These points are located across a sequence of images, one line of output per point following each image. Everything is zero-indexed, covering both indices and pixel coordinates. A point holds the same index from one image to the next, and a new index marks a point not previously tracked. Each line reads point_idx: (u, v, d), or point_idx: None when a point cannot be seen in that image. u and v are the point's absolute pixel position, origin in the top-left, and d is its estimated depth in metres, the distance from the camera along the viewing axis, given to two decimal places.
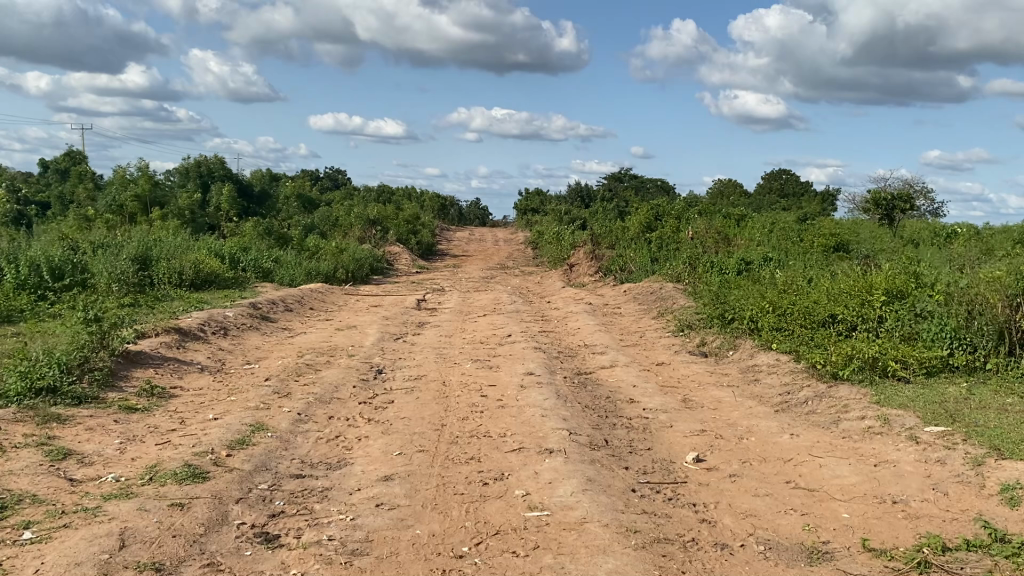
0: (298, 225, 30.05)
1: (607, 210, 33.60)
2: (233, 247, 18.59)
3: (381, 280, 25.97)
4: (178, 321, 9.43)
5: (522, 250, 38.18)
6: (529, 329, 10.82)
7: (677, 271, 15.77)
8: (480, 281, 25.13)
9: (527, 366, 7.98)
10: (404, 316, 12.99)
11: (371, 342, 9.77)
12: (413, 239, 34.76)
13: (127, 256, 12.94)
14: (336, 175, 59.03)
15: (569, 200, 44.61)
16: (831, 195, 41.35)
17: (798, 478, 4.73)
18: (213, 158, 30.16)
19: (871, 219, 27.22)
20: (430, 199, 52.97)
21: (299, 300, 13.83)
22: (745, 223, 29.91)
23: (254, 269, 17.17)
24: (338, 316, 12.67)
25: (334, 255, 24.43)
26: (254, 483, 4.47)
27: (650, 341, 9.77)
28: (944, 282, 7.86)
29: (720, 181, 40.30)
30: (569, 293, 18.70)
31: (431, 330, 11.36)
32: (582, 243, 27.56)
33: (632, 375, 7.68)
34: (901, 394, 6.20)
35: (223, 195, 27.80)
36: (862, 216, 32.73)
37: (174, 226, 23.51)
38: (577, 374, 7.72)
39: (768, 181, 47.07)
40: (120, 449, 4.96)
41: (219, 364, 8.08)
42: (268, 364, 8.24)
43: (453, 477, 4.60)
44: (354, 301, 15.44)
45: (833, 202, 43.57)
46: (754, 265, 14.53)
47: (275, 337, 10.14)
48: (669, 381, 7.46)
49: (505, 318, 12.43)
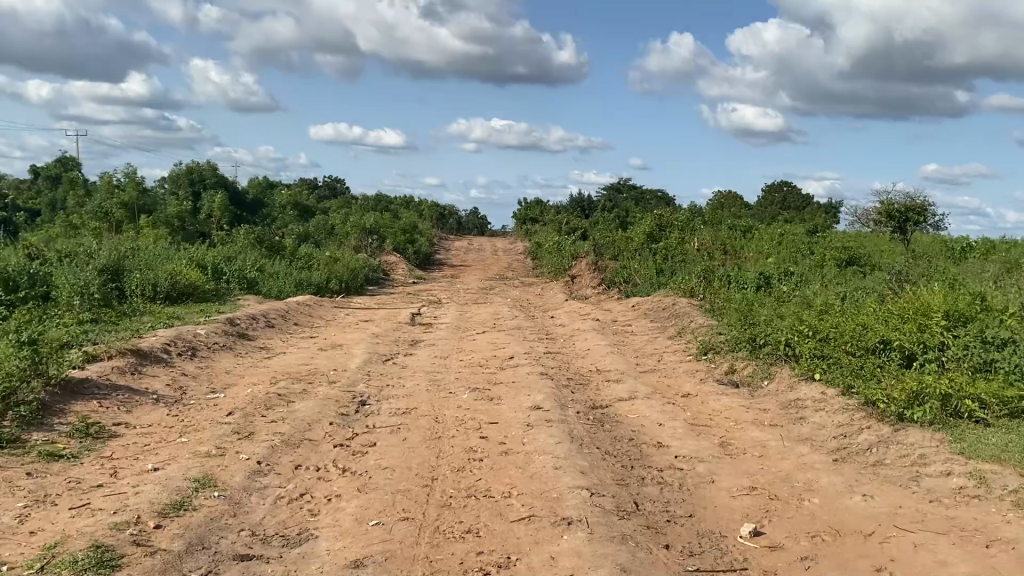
0: (291, 234, 29.04)
1: (609, 221, 32.59)
2: (218, 256, 17.53)
3: (376, 290, 24.93)
4: (139, 342, 8.35)
5: (521, 260, 37.14)
6: (534, 350, 9.75)
7: (688, 284, 14.75)
8: (479, 293, 24.10)
9: (533, 397, 6.91)
10: (397, 333, 11.94)
11: (357, 365, 8.70)
12: (410, 249, 33.74)
13: (97, 266, 11.88)
14: (333, 183, 58.11)
15: (569, 210, 43.63)
16: (837, 207, 40.33)
17: (890, 564, 3.68)
18: (205, 164, 29.11)
19: (883, 232, 26.20)
20: (428, 208, 52.03)
21: (283, 315, 12.77)
22: (753, 234, 28.84)
23: (241, 280, 16.13)
24: (325, 333, 11.61)
25: (327, 265, 23.39)
26: (183, 572, 3.41)
27: (670, 366, 8.71)
28: (1015, 305, 6.78)
29: (722, 192, 39.31)
30: (572, 307, 17.66)
31: (424, 349, 10.29)
32: (584, 254, 26.56)
33: (656, 412, 6.61)
34: (987, 440, 5.11)
35: (213, 203, 26.79)
36: (871, 227, 31.65)
37: (159, 234, 22.48)
38: (592, 409, 6.67)
39: (770, 192, 46.10)
40: (19, 518, 3.89)
41: (178, 394, 7.02)
42: (236, 393, 7.16)
43: (445, 564, 3.56)
44: (344, 315, 14.39)
45: (838, 213, 42.54)
46: (773, 282, 13.48)
47: (250, 358, 9.06)
48: (700, 419, 6.41)
49: (506, 336, 11.38)
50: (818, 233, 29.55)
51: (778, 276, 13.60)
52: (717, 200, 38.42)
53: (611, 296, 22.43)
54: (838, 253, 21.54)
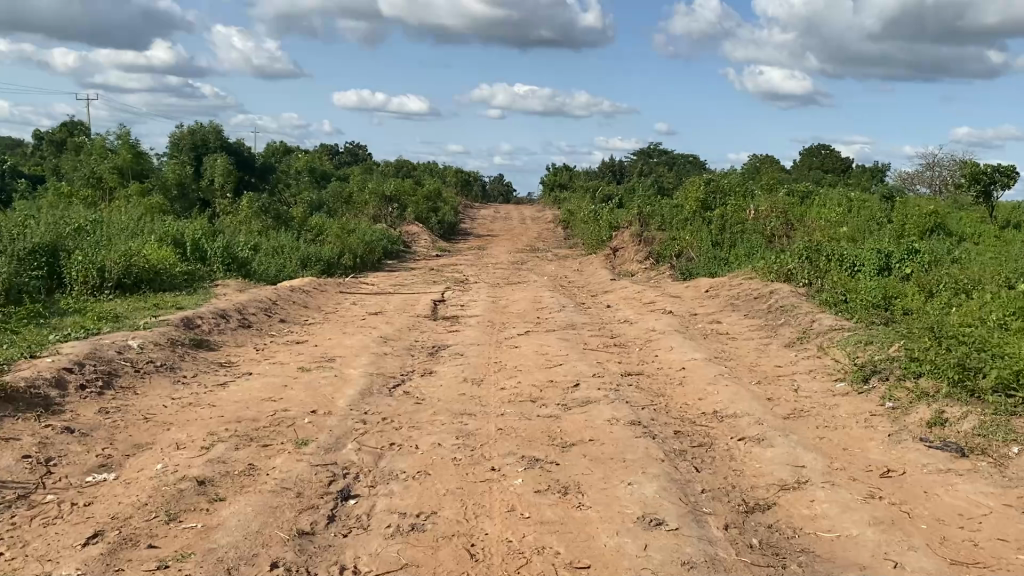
0: (303, 203, 26.27)
1: (646, 187, 29.48)
2: (206, 230, 14.69)
3: (396, 266, 22.19)
4: (18, 370, 5.49)
5: (551, 229, 34.19)
6: (605, 370, 6.80)
7: (778, 265, 11.74)
8: (509, 268, 21.20)
9: (639, 487, 3.99)
10: (413, 334, 9.03)
11: (348, 402, 5.81)
12: (434, 218, 30.83)
13: (23, 247, 9.09)
14: (354, 148, 55.47)
15: (600, 176, 40.56)
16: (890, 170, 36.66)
17: None
18: (209, 126, 26.14)
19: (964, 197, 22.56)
20: (452, 175, 49.01)
21: (269, 308, 9.94)
22: (811, 201, 25.54)
23: (229, 258, 13.27)
24: (317, 336, 8.74)
25: (338, 237, 20.57)
26: None
27: (823, 406, 5.73)
28: None
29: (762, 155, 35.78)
30: (623, 289, 14.67)
31: (449, 365, 7.38)
32: (626, 224, 23.50)
33: (869, 528, 3.66)
34: None
35: (217, 166, 23.92)
36: (942, 192, 28.01)
37: (150, 205, 19.77)
38: (748, 521, 3.75)
39: (807, 157, 42.62)
40: None
41: (34, 477, 4.14)
42: (136, 474, 4.28)
43: None
44: (351, 305, 11.52)
45: (885, 176, 38.86)
46: (898, 265, 10.42)
47: (197, 388, 6.19)
48: (957, 552, 3.47)
49: (558, 340, 8.43)
50: (885, 198, 26.19)
51: (902, 258, 10.54)
52: (761, 165, 34.99)
53: (661, 273, 19.41)
54: (924, 224, 18.28)
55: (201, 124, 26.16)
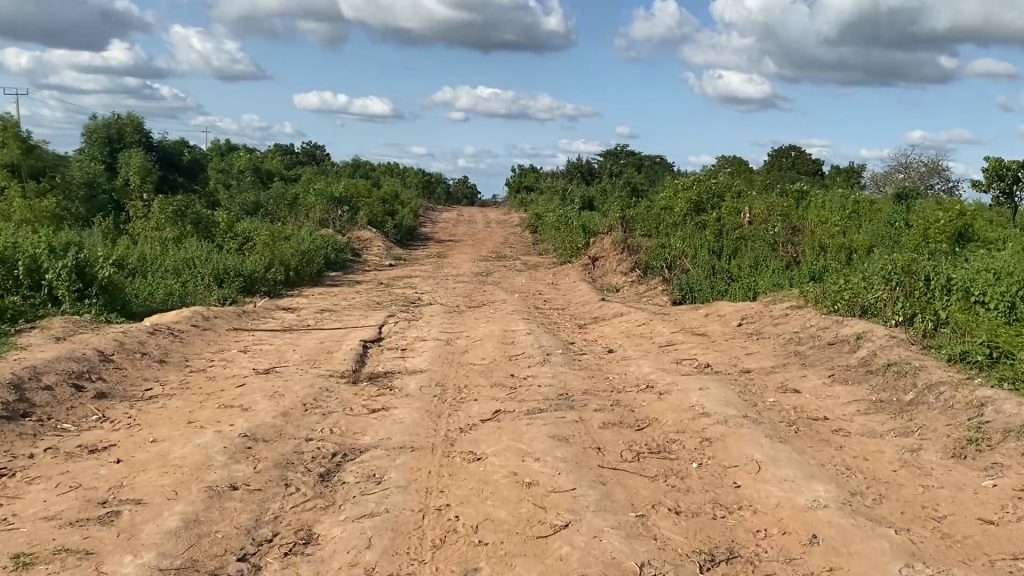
0: (234, 208, 22.36)
1: (621, 187, 26.04)
2: (66, 239, 10.86)
3: (339, 280, 18.53)
4: None
5: (518, 233, 30.72)
6: (663, 551, 3.30)
7: (846, 290, 8.37)
8: (472, 282, 17.67)
9: None
10: (305, 423, 5.44)
11: None
12: (389, 222, 27.20)
13: None
14: (312, 149, 51.76)
15: (568, 176, 37.21)
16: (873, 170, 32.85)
17: None
18: (126, 117, 21.93)
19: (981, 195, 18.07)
20: (412, 176, 45.29)
21: (87, 373, 6.26)
22: (809, 203, 22.19)
23: (84, 284, 9.53)
24: (140, 434, 5.12)
25: (267, 245, 16.84)
26: None
27: None
28: None
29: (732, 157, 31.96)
30: (620, 317, 11.19)
31: (347, 518, 3.83)
32: (605, 229, 20.02)
33: None
34: None
35: (133, 160, 19.76)
36: (941, 195, 24.01)
37: (39, 205, 15.61)
38: None
39: (779, 156, 39.36)
40: None
41: None
42: None
43: None
44: (241, 355, 7.90)
45: (862, 177, 35.29)
46: None
47: None
48: None
49: (550, 439, 4.90)
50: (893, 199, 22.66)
51: None
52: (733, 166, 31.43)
53: (652, 290, 16.04)
54: (954, 224, 14.47)
55: (118, 115, 21.83)
